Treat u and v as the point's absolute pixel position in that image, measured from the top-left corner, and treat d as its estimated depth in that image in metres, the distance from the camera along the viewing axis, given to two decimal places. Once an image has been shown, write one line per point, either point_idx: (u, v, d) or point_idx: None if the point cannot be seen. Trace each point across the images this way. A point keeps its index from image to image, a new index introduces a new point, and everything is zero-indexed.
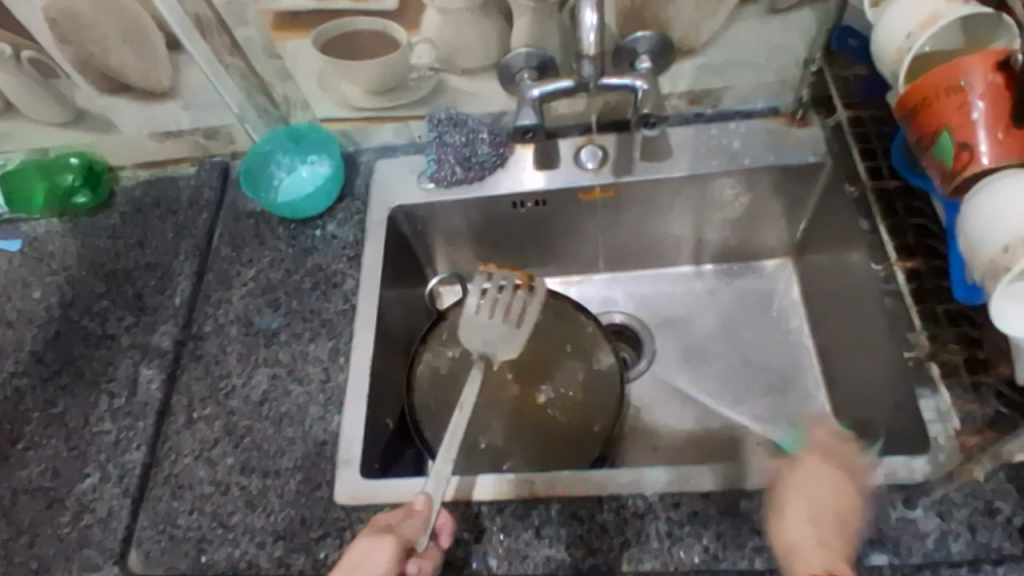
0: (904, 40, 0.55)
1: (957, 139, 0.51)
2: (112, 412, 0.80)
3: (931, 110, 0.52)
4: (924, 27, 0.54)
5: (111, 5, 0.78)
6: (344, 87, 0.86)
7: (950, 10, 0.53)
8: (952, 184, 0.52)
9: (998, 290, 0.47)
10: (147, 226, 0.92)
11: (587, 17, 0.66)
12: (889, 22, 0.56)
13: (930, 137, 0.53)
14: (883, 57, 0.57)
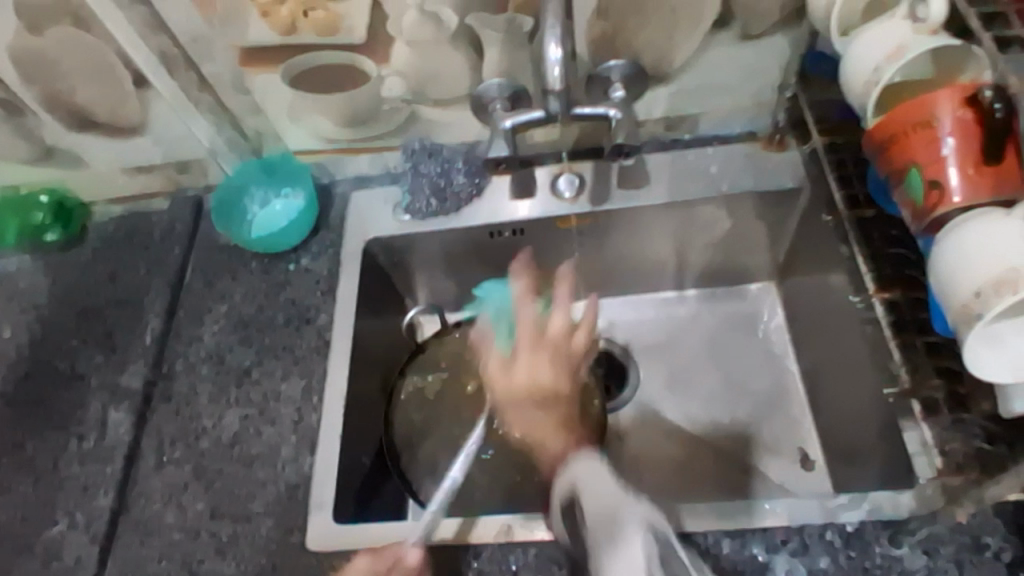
0: (871, 73, 0.55)
1: (926, 177, 0.50)
2: (80, 455, 0.78)
3: (900, 146, 0.52)
4: (892, 59, 0.53)
5: (77, 43, 0.77)
6: (317, 119, 0.85)
7: (917, 44, 0.53)
8: (923, 221, 0.52)
9: (971, 335, 0.46)
10: (119, 261, 0.90)
11: (552, 52, 0.64)
12: (856, 53, 0.56)
13: (900, 173, 0.53)
14: (852, 90, 0.57)
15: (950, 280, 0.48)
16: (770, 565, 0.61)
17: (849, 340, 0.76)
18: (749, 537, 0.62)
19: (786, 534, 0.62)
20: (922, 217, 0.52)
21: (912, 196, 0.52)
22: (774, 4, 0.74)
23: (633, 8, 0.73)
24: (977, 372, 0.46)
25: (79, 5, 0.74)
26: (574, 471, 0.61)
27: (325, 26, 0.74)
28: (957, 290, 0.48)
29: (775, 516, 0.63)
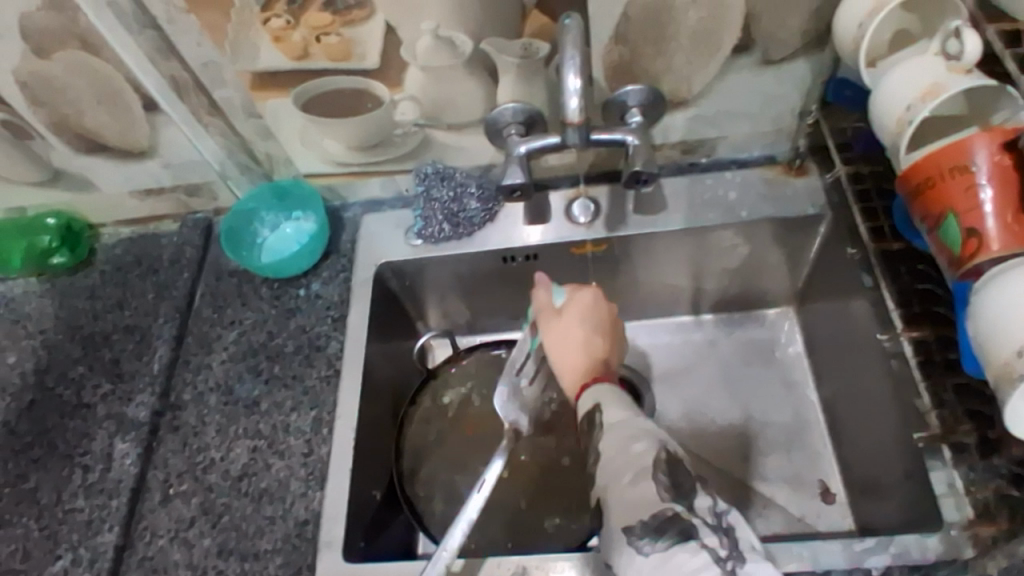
0: (904, 110, 0.52)
1: (964, 225, 0.47)
2: (84, 487, 0.76)
3: (934, 191, 0.48)
4: (926, 98, 0.51)
5: (84, 68, 0.76)
6: (326, 143, 0.84)
7: (952, 81, 0.50)
8: (960, 271, 0.48)
9: (1014, 396, 0.43)
10: (127, 286, 0.89)
11: (570, 81, 0.63)
12: (887, 90, 0.53)
13: (933, 219, 0.49)
14: (883, 126, 0.54)
15: (989, 333, 0.45)
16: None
17: (874, 373, 0.74)
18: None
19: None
20: (958, 267, 0.48)
21: (947, 244, 0.48)
22: (798, 29, 0.71)
23: (652, 34, 0.71)
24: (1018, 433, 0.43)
25: (88, 30, 0.72)
26: (595, 392, 0.59)
27: (338, 51, 0.73)
28: (994, 346, 0.44)
29: (797, 559, 0.61)
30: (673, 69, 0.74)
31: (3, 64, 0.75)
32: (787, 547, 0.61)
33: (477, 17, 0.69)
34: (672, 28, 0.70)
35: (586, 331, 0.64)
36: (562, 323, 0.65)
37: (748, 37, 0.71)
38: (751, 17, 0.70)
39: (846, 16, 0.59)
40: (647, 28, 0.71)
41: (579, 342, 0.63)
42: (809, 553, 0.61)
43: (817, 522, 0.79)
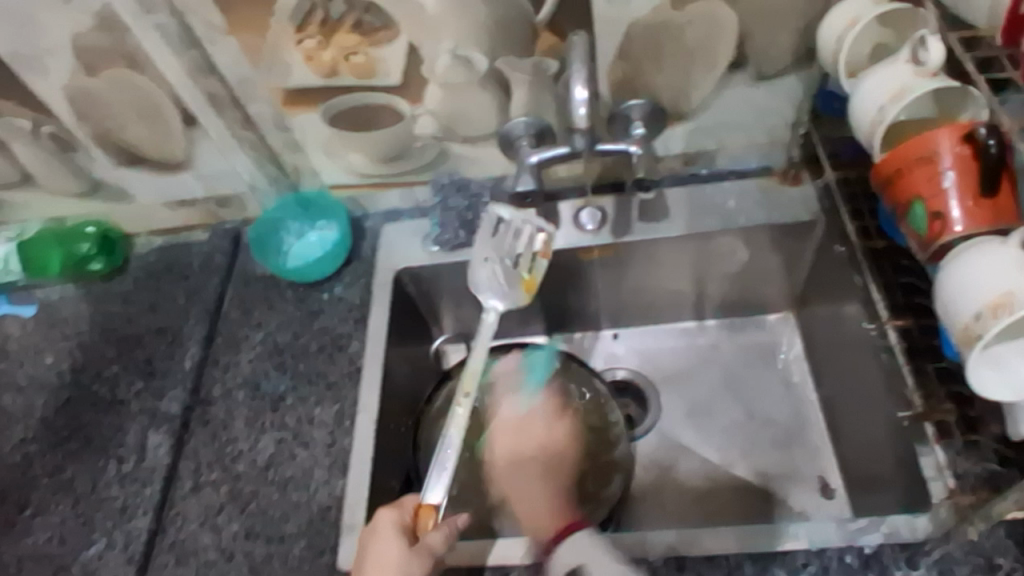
0: (875, 113, 0.58)
1: (929, 210, 0.54)
2: (119, 476, 0.81)
3: (904, 180, 0.55)
4: (895, 99, 0.57)
5: (128, 84, 0.82)
6: (349, 156, 0.90)
7: (918, 84, 0.56)
8: (927, 250, 0.55)
9: (973, 354, 0.49)
10: (159, 290, 0.95)
11: (578, 92, 0.69)
12: (861, 94, 0.60)
13: (904, 205, 0.56)
14: (860, 127, 0.60)
15: (951, 305, 0.52)
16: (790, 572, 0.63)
17: (865, 367, 0.78)
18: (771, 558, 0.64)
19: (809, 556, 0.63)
20: (926, 247, 0.55)
21: (915, 226, 0.55)
22: (787, 47, 0.77)
23: (651, 52, 0.77)
24: (980, 390, 0.49)
25: (136, 50, 0.79)
26: (572, 549, 0.62)
27: (364, 68, 0.79)
28: (957, 314, 0.51)
29: (796, 538, 0.64)
30: (673, 84, 0.80)
31: (56, 82, 0.82)
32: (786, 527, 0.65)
33: (493, 36, 0.75)
34: (670, 46, 0.76)
35: (537, 484, 0.71)
36: (504, 469, 0.74)
37: (742, 55, 0.78)
38: (744, 35, 0.76)
39: (826, 32, 0.65)
40: (647, 45, 0.77)
41: (539, 494, 0.70)
42: (805, 530, 0.64)
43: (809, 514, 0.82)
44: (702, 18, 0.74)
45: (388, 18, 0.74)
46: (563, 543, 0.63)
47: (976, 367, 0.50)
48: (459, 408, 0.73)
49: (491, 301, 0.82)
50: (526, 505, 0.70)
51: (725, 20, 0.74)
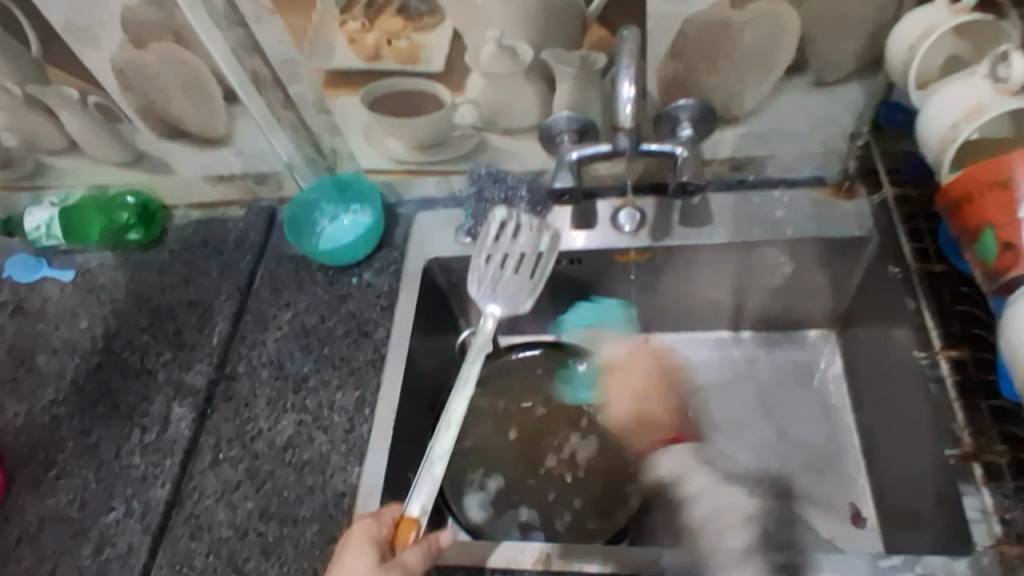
0: (947, 132, 0.54)
1: (1000, 240, 0.50)
2: (143, 445, 0.82)
3: (974, 205, 0.51)
4: (970, 116, 0.53)
5: (173, 59, 0.81)
6: (388, 143, 0.88)
7: (998, 103, 0.52)
8: (994, 282, 0.51)
9: None
10: (194, 263, 0.96)
11: (625, 89, 0.63)
12: (931, 110, 0.56)
13: (973, 233, 0.52)
14: (928, 146, 0.56)
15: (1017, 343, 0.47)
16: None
17: (913, 399, 0.73)
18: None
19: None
20: (994, 278, 0.51)
21: (984, 255, 0.51)
22: (853, 54, 0.73)
23: (706, 53, 0.73)
24: None
25: (182, 25, 0.78)
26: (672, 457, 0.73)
27: (407, 54, 0.76)
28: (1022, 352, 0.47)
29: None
30: (727, 87, 0.76)
31: (104, 52, 0.82)
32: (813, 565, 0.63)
33: (540, 28, 0.72)
34: (727, 47, 0.73)
35: (637, 403, 0.79)
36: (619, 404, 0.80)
37: (802, 59, 0.73)
38: (806, 39, 0.72)
39: (895, 44, 0.60)
40: (703, 46, 0.73)
41: (622, 407, 0.80)
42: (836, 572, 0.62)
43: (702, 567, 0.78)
44: (764, 20, 0.70)
45: (435, 4, 0.71)
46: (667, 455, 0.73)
47: None
48: (454, 411, 0.74)
49: (491, 305, 0.81)
50: (637, 419, 0.78)
51: (789, 19, 0.70)
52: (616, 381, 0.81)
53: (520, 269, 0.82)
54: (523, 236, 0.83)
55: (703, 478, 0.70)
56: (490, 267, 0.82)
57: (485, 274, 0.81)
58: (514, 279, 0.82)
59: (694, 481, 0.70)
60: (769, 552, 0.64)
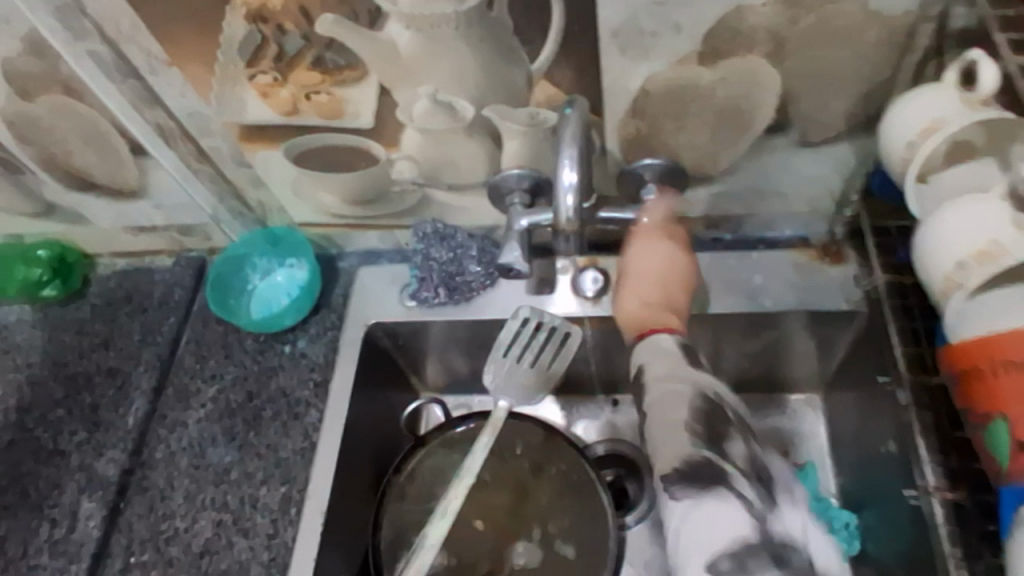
0: (954, 270, 0.47)
1: (1015, 437, 0.44)
2: (49, 545, 0.72)
3: (990, 387, 0.46)
4: (982, 258, 0.46)
5: (69, 112, 0.71)
6: (320, 197, 0.79)
7: (1015, 244, 0.45)
8: (1002, 476, 0.46)
9: None
10: (115, 324, 0.86)
11: (565, 176, 0.53)
12: (933, 237, 0.48)
13: (984, 415, 0.46)
14: (929, 273, 0.50)
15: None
16: (729, 476, 0.55)
17: (901, 502, 0.65)
18: (710, 444, 0.56)
19: (741, 456, 0.56)
20: (1004, 476, 0.46)
21: (995, 449, 0.46)
22: (841, 114, 0.63)
23: (671, 111, 0.63)
24: None
25: (71, 77, 0.67)
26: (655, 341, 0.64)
27: (329, 108, 0.66)
28: None
29: (734, 442, 0.57)
30: (697, 146, 0.67)
31: None
32: (731, 425, 0.58)
33: (479, 85, 0.62)
34: (695, 106, 0.62)
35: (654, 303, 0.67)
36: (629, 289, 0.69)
37: (784, 119, 0.63)
38: (787, 98, 0.62)
39: (892, 134, 0.52)
40: (667, 103, 0.63)
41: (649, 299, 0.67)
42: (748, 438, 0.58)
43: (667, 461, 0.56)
44: (738, 79, 0.60)
45: (354, 57, 0.61)
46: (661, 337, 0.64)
47: None
48: (450, 502, 0.69)
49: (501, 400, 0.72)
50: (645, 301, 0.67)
51: (766, 78, 0.60)
52: (628, 317, 0.67)
53: (536, 364, 0.72)
54: (532, 320, 0.73)
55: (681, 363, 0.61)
56: (508, 360, 0.72)
57: (504, 366, 0.72)
58: (524, 373, 0.72)
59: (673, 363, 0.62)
60: (697, 421, 0.57)
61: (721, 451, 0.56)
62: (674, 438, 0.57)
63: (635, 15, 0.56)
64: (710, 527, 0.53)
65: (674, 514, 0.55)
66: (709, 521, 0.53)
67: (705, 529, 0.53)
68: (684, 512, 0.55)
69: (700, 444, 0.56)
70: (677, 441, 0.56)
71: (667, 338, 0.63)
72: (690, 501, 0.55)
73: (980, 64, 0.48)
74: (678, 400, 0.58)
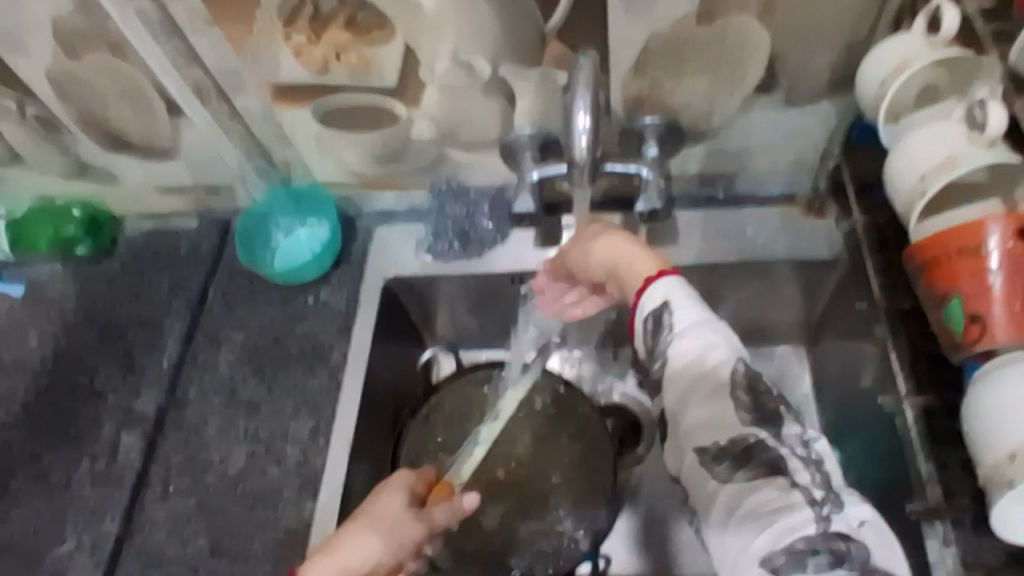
0: (917, 182, 0.54)
1: (967, 310, 0.51)
2: (92, 475, 0.78)
3: (943, 271, 0.52)
4: (942, 170, 0.52)
5: (111, 69, 0.77)
6: (342, 154, 0.84)
7: (971, 155, 0.51)
8: (958, 349, 0.53)
9: (1000, 501, 0.47)
10: (144, 278, 0.91)
11: (580, 119, 0.60)
12: (900, 154, 0.55)
13: (939, 299, 0.53)
14: (896, 190, 0.56)
15: (983, 437, 0.49)
16: (784, 460, 0.48)
17: (879, 430, 0.71)
18: (761, 421, 0.50)
19: (798, 442, 0.50)
20: (960, 348, 0.52)
21: (951, 325, 0.52)
22: (822, 72, 0.70)
23: (670, 68, 0.70)
24: (1005, 530, 0.48)
25: (117, 35, 0.73)
26: (662, 286, 0.57)
27: (357, 67, 0.72)
28: (990, 445, 0.48)
29: (789, 422, 0.51)
30: (694, 103, 0.73)
31: (37, 62, 0.77)
32: (779, 403, 0.51)
33: (496, 43, 0.68)
34: (691, 63, 0.69)
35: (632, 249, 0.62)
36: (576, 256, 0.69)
37: (772, 76, 0.70)
38: (775, 57, 0.68)
39: (869, 75, 0.58)
40: (667, 61, 0.69)
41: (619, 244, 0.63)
42: (798, 419, 0.51)
43: (699, 430, 0.50)
44: (731, 37, 0.66)
45: (383, 16, 0.67)
46: (664, 287, 0.57)
47: (1003, 508, 0.47)
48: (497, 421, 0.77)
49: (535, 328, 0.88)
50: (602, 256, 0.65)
51: (756, 37, 0.66)
52: (604, 247, 0.64)
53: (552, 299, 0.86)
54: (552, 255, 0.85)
55: (692, 305, 0.55)
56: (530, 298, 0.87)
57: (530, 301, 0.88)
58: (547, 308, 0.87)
59: (675, 315, 0.55)
60: (740, 391, 0.51)
61: (774, 429, 0.50)
62: (719, 405, 0.51)
63: None
64: (761, 514, 0.46)
65: (727, 503, 0.48)
66: (759, 505, 0.47)
67: (756, 517, 0.46)
68: (735, 500, 0.48)
69: (747, 416, 0.50)
70: (722, 409, 0.50)
71: (677, 285, 0.57)
72: (743, 488, 0.48)
73: (942, 9, 0.54)
74: (706, 359, 0.52)
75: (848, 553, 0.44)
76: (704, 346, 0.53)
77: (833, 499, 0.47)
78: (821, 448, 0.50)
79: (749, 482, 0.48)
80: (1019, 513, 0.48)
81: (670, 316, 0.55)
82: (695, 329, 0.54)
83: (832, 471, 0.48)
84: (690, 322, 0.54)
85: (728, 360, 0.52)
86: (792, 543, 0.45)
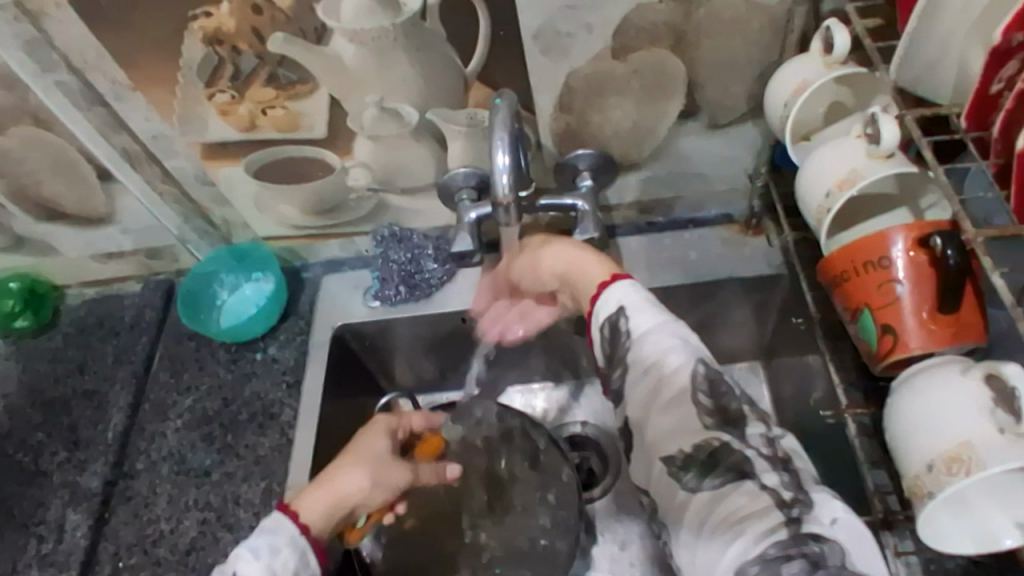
0: (824, 199, 0.55)
1: (878, 321, 0.53)
2: (39, 559, 0.74)
3: (855, 285, 0.54)
4: (843, 185, 0.53)
5: (39, 141, 0.76)
6: (281, 209, 0.84)
7: (870, 169, 0.52)
8: (879, 362, 0.54)
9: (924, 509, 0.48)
10: (89, 348, 0.89)
11: (499, 159, 0.60)
12: (807, 173, 0.56)
13: (855, 312, 0.55)
14: (807, 207, 0.57)
15: (903, 446, 0.50)
16: (748, 461, 0.46)
17: (831, 444, 0.71)
18: (724, 424, 0.48)
19: (762, 442, 0.48)
20: (879, 359, 0.54)
21: (868, 338, 0.54)
22: (741, 97, 0.71)
23: (594, 103, 0.71)
24: (934, 540, 0.48)
25: (41, 108, 0.72)
26: (617, 291, 0.55)
27: (286, 122, 0.72)
28: (909, 454, 0.50)
29: (753, 423, 0.49)
30: (621, 135, 0.74)
31: None
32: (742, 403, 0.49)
33: (420, 91, 0.69)
34: (614, 96, 0.70)
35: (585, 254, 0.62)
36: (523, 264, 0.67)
37: (694, 104, 0.71)
38: (694, 86, 0.70)
39: (773, 99, 0.60)
40: (590, 98, 0.70)
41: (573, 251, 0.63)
42: (761, 418, 0.49)
43: (666, 437, 0.48)
44: (649, 69, 0.68)
45: (305, 72, 0.67)
46: (620, 292, 0.55)
47: (928, 516, 0.49)
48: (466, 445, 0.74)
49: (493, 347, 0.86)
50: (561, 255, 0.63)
51: (674, 67, 0.68)
52: (554, 254, 0.63)
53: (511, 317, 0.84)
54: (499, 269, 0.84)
55: (648, 308, 0.54)
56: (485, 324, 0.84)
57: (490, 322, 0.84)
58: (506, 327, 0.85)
59: (632, 319, 0.53)
60: (701, 394, 0.49)
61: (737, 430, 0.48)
62: (679, 413, 0.49)
63: (552, 17, 0.64)
64: (731, 525, 0.44)
65: (695, 512, 0.46)
66: (731, 514, 0.45)
67: (728, 526, 0.44)
68: (707, 508, 0.46)
69: (707, 418, 0.48)
70: (682, 416, 0.49)
71: (632, 288, 0.55)
72: (715, 495, 0.46)
73: (831, 30, 0.56)
74: (663, 365, 0.50)
75: (823, 556, 0.42)
76: (662, 349, 0.51)
77: (805, 501, 0.44)
78: (788, 446, 0.48)
79: (719, 490, 0.46)
80: (947, 518, 0.49)
81: (627, 322, 0.53)
82: (653, 332, 0.52)
83: (801, 468, 0.47)
84: (650, 324, 0.53)
85: (688, 364, 0.50)
86: (763, 551, 0.43)
